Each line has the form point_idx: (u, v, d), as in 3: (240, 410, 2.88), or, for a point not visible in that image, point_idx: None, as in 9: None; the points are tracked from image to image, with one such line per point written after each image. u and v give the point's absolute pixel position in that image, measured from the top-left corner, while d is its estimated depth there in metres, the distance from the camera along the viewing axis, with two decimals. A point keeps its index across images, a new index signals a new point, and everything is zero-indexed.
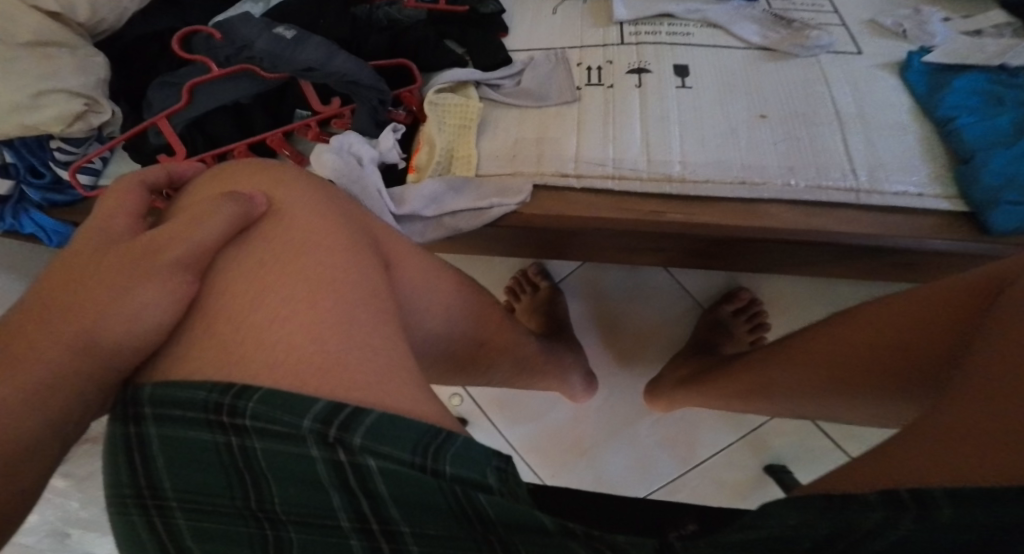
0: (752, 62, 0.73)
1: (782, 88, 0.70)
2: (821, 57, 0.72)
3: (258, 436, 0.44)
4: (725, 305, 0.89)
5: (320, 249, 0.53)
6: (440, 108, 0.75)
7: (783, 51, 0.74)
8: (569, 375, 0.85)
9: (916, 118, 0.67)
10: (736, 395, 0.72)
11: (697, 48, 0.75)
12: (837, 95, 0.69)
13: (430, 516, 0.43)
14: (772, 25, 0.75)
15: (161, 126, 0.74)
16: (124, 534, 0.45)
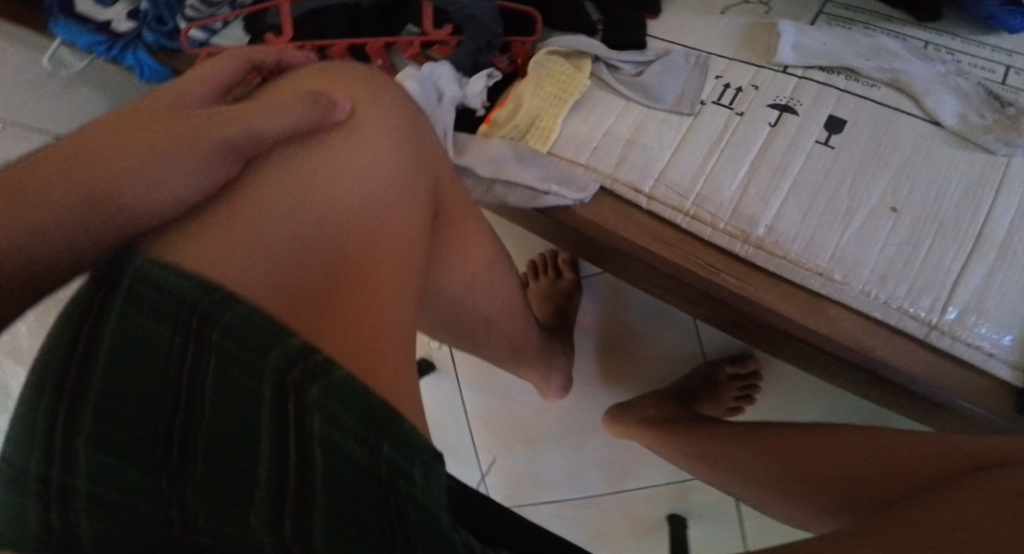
0: (928, 143, 0.62)
1: (935, 183, 0.60)
2: (1015, 159, 0.60)
3: (218, 354, 0.38)
4: (727, 366, 0.89)
5: (373, 179, 0.46)
6: (543, 71, 0.69)
7: (978, 143, 0.61)
8: (552, 376, 0.82)
9: None
10: (682, 451, 0.77)
11: (870, 106, 0.65)
12: (992, 211, 0.59)
13: (354, 502, 0.35)
14: (979, 105, 0.63)
15: (282, 7, 0.75)
16: (23, 421, 0.38)
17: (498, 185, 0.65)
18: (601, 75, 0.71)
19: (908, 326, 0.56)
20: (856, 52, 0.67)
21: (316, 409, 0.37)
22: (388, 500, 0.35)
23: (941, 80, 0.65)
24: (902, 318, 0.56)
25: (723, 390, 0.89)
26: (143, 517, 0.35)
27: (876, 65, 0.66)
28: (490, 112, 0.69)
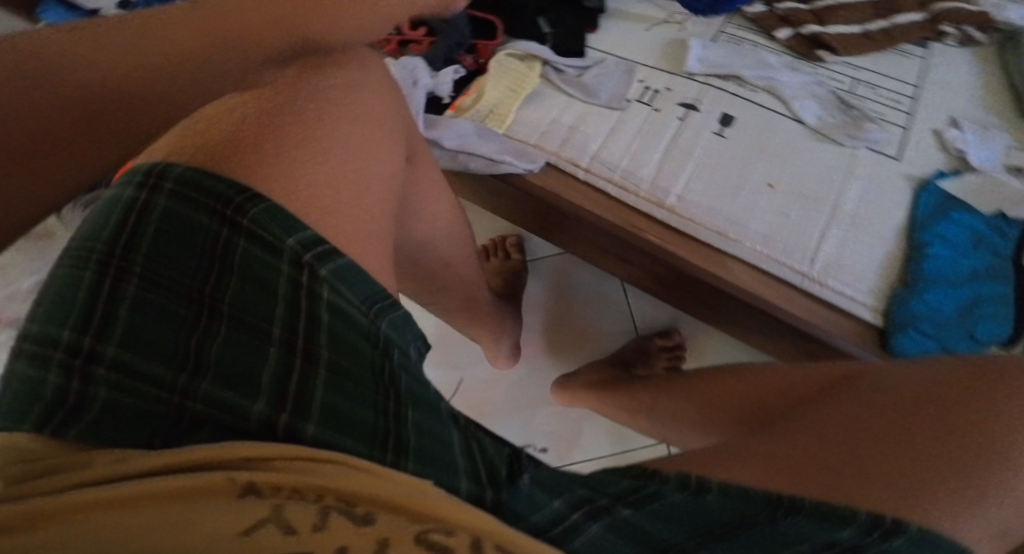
0: (797, 138, 0.79)
1: (802, 167, 0.77)
2: (863, 150, 0.78)
3: (247, 238, 0.45)
4: (657, 338, 1.01)
5: (370, 108, 0.53)
6: (503, 68, 0.82)
7: (832, 137, 0.79)
8: (502, 338, 0.93)
9: (900, 234, 0.73)
10: (625, 406, 0.87)
11: (753, 107, 0.81)
12: (846, 190, 0.75)
13: (352, 360, 0.44)
14: (832, 108, 0.81)
15: None
16: (63, 281, 0.43)
17: (462, 155, 0.77)
18: (548, 76, 0.84)
19: (788, 275, 0.70)
20: (744, 65, 0.83)
21: (325, 282, 0.45)
22: (389, 361, 0.46)
23: (807, 89, 0.82)
24: (782, 268, 0.70)
25: (657, 356, 1.00)
26: (166, 364, 0.41)
27: (757, 75, 0.82)
28: (455, 100, 0.82)
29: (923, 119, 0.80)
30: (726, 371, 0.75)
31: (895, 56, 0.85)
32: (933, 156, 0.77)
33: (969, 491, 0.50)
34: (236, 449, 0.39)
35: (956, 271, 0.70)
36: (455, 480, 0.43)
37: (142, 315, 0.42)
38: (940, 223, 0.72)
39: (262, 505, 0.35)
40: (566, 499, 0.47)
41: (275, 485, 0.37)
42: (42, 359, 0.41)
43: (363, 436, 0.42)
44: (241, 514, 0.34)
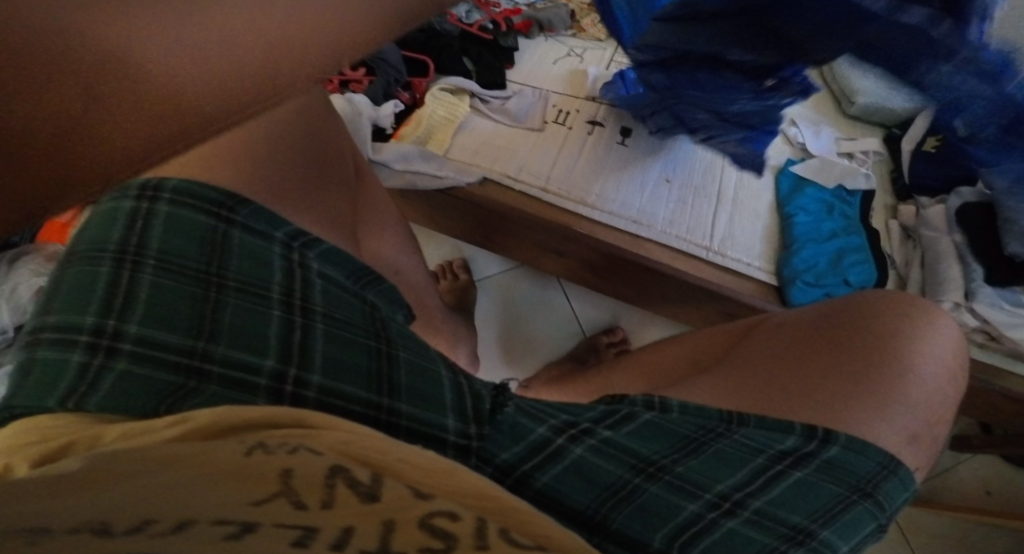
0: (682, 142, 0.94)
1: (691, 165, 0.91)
2: None
3: (242, 228, 0.52)
4: (603, 336, 1.11)
5: (316, 142, 0.61)
6: (437, 100, 0.93)
7: None
8: (460, 346, 0.99)
9: (773, 210, 0.90)
10: (581, 395, 0.92)
11: None
12: (725, 179, 0.91)
13: (346, 317, 0.52)
14: None
15: None
16: (81, 280, 0.49)
17: (408, 174, 0.86)
18: (477, 106, 0.94)
19: (693, 250, 0.85)
20: None
21: (314, 259, 0.53)
22: (378, 317, 0.53)
23: None
24: (689, 244, 0.85)
25: (605, 351, 1.08)
26: (182, 335, 0.48)
27: None
28: (397, 130, 0.91)
29: None
30: (676, 338, 0.83)
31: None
32: (782, 149, 0.96)
33: (896, 399, 0.57)
34: (246, 412, 0.44)
35: (819, 231, 0.86)
36: (444, 418, 0.51)
37: (157, 297, 0.48)
38: (802, 197, 0.89)
39: (269, 465, 0.38)
40: (550, 425, 0.54)
41: (281, 440, 0.41)
42: (70, 341, 0.47)
43: (363, 382, 0.49)
44: (254, 486, 0.36)
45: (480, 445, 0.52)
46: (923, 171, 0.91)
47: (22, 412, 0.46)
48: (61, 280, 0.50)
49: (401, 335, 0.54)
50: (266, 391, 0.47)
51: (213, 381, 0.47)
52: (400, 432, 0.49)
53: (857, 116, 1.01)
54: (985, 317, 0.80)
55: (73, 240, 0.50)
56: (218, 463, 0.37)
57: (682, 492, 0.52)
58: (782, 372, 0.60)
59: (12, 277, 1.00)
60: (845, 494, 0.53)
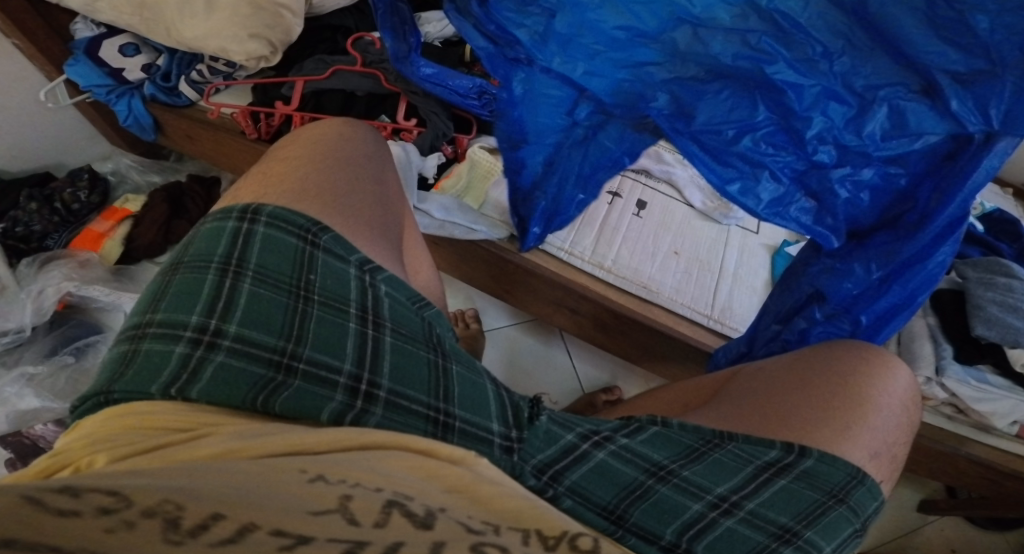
0: (688, 218, 1.12)
1: (695, 239, 1.09)
2: (732, 228, 1.12)
3: (325, 252, 0.63)
4: (603, 394, 1.18)
5: (382, 190, 0.76)
6: (476, 157, 1.07)
7: (713, 216, 1.12)
8: None
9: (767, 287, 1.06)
10: None
11: (661, 195, 1.14)
12: (726, 256, 1.09)
13: (408, 331, 0.62)
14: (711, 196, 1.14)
15: (297, 84, 1.14)
16: (192, 283, 0.59)
17: (446, 224, 1.00)
18: None
19: (696, 318, 1.01)
20: (651, 163, 1.15)
21: (381, 282, 0.64)
22: (434, 335, 0.63)
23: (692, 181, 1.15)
24: (690, 311, 1.01)
25: (602, 407, 1.15)
26: (274, 337, 0.57)
27: (659, 170, 1.15)
28: (439, 182, 1.06)
29: None
30: (670, 385, 0.92)
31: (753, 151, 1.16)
32: (779, 231, 1.13)
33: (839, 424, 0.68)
34: (314, 435, 0.51)
35: None
36: (491, 423, 0.60)
37: (254, 304, 0.59)
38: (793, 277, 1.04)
39: (330, 491, 0.44)
40: (577, 433, 0.64)
41: (341, 476, 0.46)
42: (173, 336, 0.56)
43: (424, 387, 0.59)
44: (316, 500, 0.43)
45: (520, 447, 0.61)
46: None
47: (122, 395, 0.54)
48: (166, 286, 0.60)
49: (454, 350, 0.64)
50: (344, 388, 0.56)
51: (298, 376, 0.56)
52: (454, 431, 0.58)
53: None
54: (953, 388, 0.97)
55: (183, 251, 0.62)
56: (283, 483, 0.44)
57: (686, 492, 0.62)
58: (761, 396, 0.72)
59: (43, 280, 1.20)
60: (821, 500, 0.62)
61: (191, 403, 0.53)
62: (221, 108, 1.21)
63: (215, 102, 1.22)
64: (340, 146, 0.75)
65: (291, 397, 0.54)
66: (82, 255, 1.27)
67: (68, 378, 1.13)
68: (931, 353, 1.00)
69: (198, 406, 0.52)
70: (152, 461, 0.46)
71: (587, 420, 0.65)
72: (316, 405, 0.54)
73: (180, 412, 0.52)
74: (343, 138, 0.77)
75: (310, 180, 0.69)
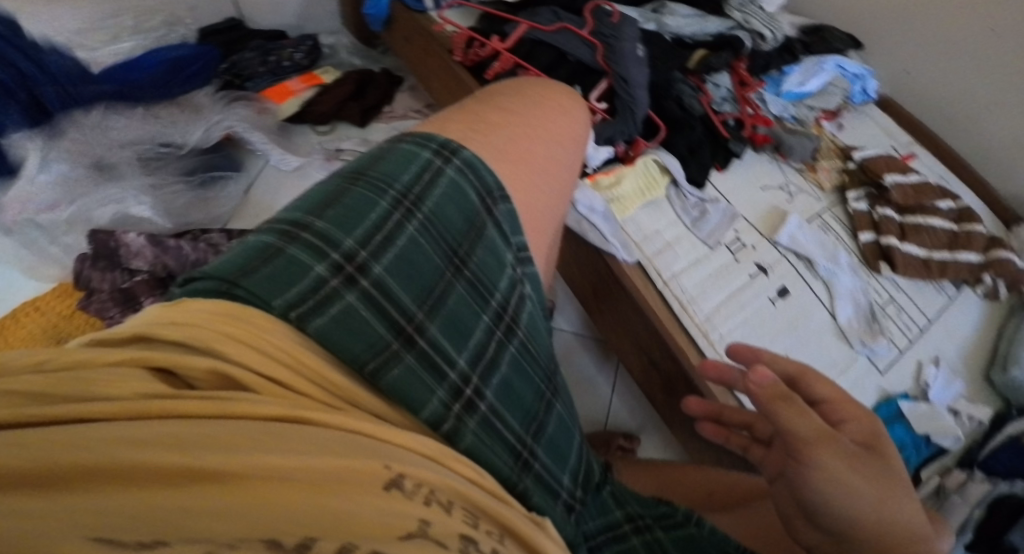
0: (824, 330, 0.93)
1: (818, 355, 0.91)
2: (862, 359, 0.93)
3: (495, 229, 0.58)
4: (622, 437, 1.14)
5: (565, 176, 0.68)
6: (643, 170, 0.96)
7: (850, 339, 0.93)
8: None
9: None
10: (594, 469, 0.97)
11: (808, 290, 0.95)
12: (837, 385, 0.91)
13: (534, 349, 0.58)
14: (864, 317, 0.95)
15: (520, 27, 0.94)
16: (358, 203, 0.54)
17: (584, 221, 0.90)
18: (669, 194, 0.98)
19: None
20: (819, 256, 0.97)
21: (530, 284, 0.60)
22: (554, 362, 0.59)
23: (852, 294, 0.96)
24: None
25: (615, 451, 1.10)
26: (411, 298, 0.53)
27: (825, 268, 0.96)
28: (595, 173, 0.94)
29: (918, 350, 0.97)
30: (700, 467, 0.91)
31: (932, 288, 1.02)
32: (906, 381, 0.94)
33: None
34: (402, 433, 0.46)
35: None
36: (563, 476, 0.57)
37: (409, 254, 0.54)
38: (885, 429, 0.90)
39: (409, 512, 0.40)
40: (624, 513, 0.64)
41: (417, 484, 0.42)
42: (321, 251, 0.51)
43: (522, 416, 0.55)
44: (394, 517, 0.39)
45: (579, 508, 0.59)
46: (1001, 456, 0.92)
47: (242, 295, 0.48)
48: (336, 190, 0.55)
49: (562, 386, 0.60)
50: (451, 385, 0.52)
51: (415, 353, 0.51)
52: (531, 474, 0.54)
53: (996, 385, 0.98)
54: None
55: (366, 164, 0.57)
56: (360, 481, 0.40)
57: None
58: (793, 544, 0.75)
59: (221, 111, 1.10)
60: None
61: (305, 335, 0.48)
62: (447, 25, 0.98)
63: (445, 17, 0.99)
64: (548, 115, 0.68)
65: (400, 376, 0.50)
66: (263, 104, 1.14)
67: (194, 210, 1.08)
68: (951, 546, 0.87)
69: (312, 346, 0.48)
70: (208, 406, 0.42)
71: (625, 498, 0.66)
72: (419, 395, 0.50)
73: (290, 341, 0.48)
74: (557, 110, 0.70)
75: (503, 142, 0.63)
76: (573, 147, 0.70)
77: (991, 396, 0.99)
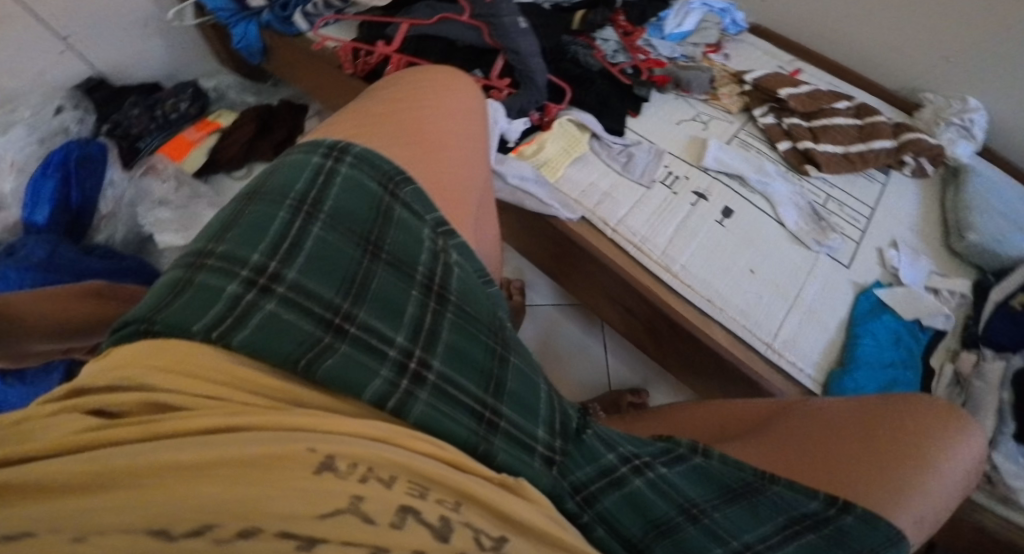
0: (779, 239, 0.95)
1: (779, 263, 0.93)
2: (824, 257, 0.95)
3: (402, 209, 0.58)
4: (630, 395, 1.12)
5: (471, 144, 0.68)
6: (562, 131, 0.97)
7: (805, 241, 0.95)
8: None
9: (842, 328, 0.90)
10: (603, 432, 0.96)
11: (751, 205, 0.97)
12: (806, 286, 0.92)
13: (473, 310, 0.58)
14: (808, 217, 0.97)
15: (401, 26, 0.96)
16: (258, 218, 0.55)
17: (518, 192, 0.90)
18: (595, 148, 0.98)
19: (754, 342, 0.87)
20: (749, 170, 0.99)
21: (456, 252, 0.60)
22: (497, 319, 0.59)
23: (792, 198, 0.98)
24: (752, 337, 0.87)
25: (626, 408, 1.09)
26: (332, 292, 0.53)
27: (759, 179, 0.98)
28: (519, 146, 0.95)
29: (873, 236, 0.98)
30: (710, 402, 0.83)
31: (862, 177, 1.04)
32: (874, 269, 0.95)
33: None
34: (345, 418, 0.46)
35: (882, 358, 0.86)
36: (537, 430, 0.56)
37: (320, 252, 0.54)
38: (876, 319, 0.89)
39: (340, 489, 0.40)
40: (618, 454, 0.62)
41: (352, 463, 0.41)
42: (229, 271, 0.51)
43: (476, 377, 0.55)
44: (324, 496, 0.39)
45: (561, 459, 0.58)
46: (997, 326, 0.87)
47: (163, 330, 0.49)
48: (234, 214, 0.56)
49: (514, 340, 0.60)
50: (393, 362, 0.52)
51: (348, 341, 0.51)
52: (499, 433, 0.53)
53: (959, 253, 0.98)
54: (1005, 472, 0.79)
55: (258, 182, 0.57)
56: (288, 469, 0.39)
57: (714, 537, 0.60)
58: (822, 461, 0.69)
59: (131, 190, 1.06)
60: None
61: (233, 352, 0.49)
62: (326, 41, 1.01)
63: (322, 34, 1.01)
64: (435, 92, 0.69)
65: (336, 366, 0.49)
66: (161, 161, 1.08)
67: None
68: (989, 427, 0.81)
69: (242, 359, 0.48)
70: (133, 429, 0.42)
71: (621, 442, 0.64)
72: (359, 379, 0.49)
73: (219, 361, 0.48)
74: (443, 86, 0.70)
75: (394, 128, 0.64)
76: (469, 117, 0.70)
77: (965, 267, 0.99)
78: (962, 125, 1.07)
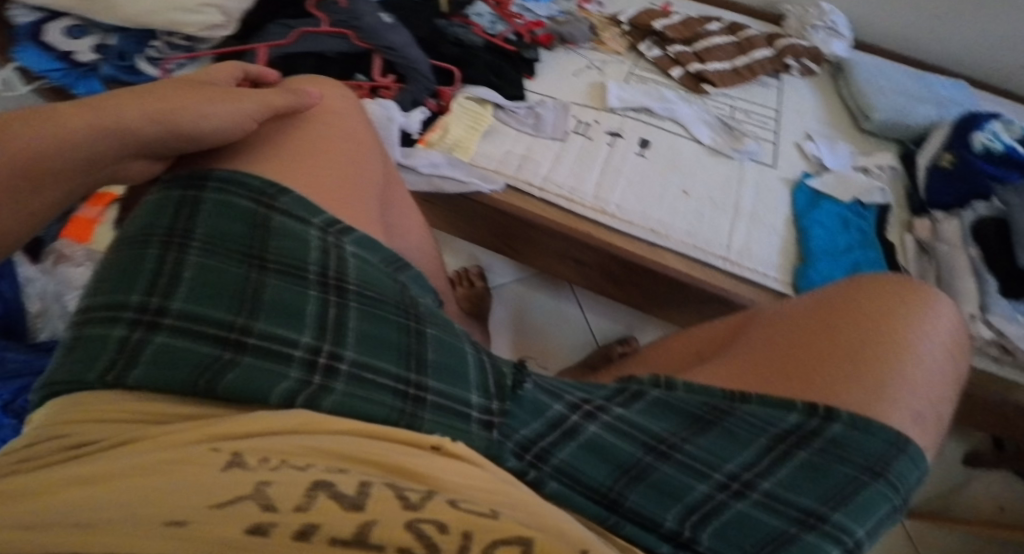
0: (696, 155, 0.96)
1: (706, 180, 0.93)
2: (747, 162, 0.96)
3: (280, 212, 0.57)
4: (618, 345, 1.10)
5: (344, 135, 0.68)
6: (462, 110, 0.95)
7: (724, 152, 0.96)
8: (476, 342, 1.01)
9: (789, 226, 0.90)
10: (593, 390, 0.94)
11: (664, 132, 0.97)
12: (741, 194, 0.92)
13: (377, 293, 0.56)
14: (719, 130, 0.98)
15: (260, 51, 0.93)
16: (132, 260, 0.53)
17: (434, 178, 0.88)
18: (500, 118, 0.97)
19: (709, 260, 0.86)
20: (651, 101, 0.99)
21: (350, 242, 0.58)
22: (405, 296, 0.57)
23: (698, 118, 0.99)
24: (705, 255, 0.86)
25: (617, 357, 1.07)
26: (223, 311, 0.51)
27: (663, 108, 0.99)
28: (424, 135, 0.93)
29: (787, 134, 1.00)
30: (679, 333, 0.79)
31: (758, 86, 1.07)
32: (799, 164, 0.96)
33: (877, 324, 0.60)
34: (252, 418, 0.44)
35: (835, 246, 0.86)
36: (469, 394, 0.54)
37: (204, 275, 0.53)
38: (818, 211, 0.89)
39: (247, 479, 0.38)
40: (566, 403, 0.60)
41: (260, 456, 0.40)
42: (111, 316, 0.50)
43: (393, 357, 0.53)
44: (226, 488, 0.37)
45: (502, 420, 0.56)
46: (937, 189, 0.90)
47: (63, 387, 0.48)
48: (110, 264, 0.54)
49: (430, 313, 0.58)
50: (301, 361, 0.50)
51: (249, 352, 0.49)
52: (426, 405, 0.51)
53: (874, 132, 1.02)
54: (1000, 329, 0.77)
55: (127, 226, 0.56)
56: (192, 470, 0.38)
57: (693, 469, 0.57)
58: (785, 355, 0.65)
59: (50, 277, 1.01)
60: (855, 475, 0.56)
61: (130, 390, 0.47)
62: None
63: None
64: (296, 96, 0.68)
65: (238, 378, 0.47)
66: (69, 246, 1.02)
67: None
68: (975, 288, 0.79)
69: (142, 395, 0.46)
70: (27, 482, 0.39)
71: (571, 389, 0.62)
72: (265, 384, 0.48)
73: (117, 402, 0.46)
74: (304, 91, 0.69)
75: (262, 138, 0.63)
76: (336, 113, 0.70)
77: (883, 142, 1.02)
78: (827, 27, 1.10)
